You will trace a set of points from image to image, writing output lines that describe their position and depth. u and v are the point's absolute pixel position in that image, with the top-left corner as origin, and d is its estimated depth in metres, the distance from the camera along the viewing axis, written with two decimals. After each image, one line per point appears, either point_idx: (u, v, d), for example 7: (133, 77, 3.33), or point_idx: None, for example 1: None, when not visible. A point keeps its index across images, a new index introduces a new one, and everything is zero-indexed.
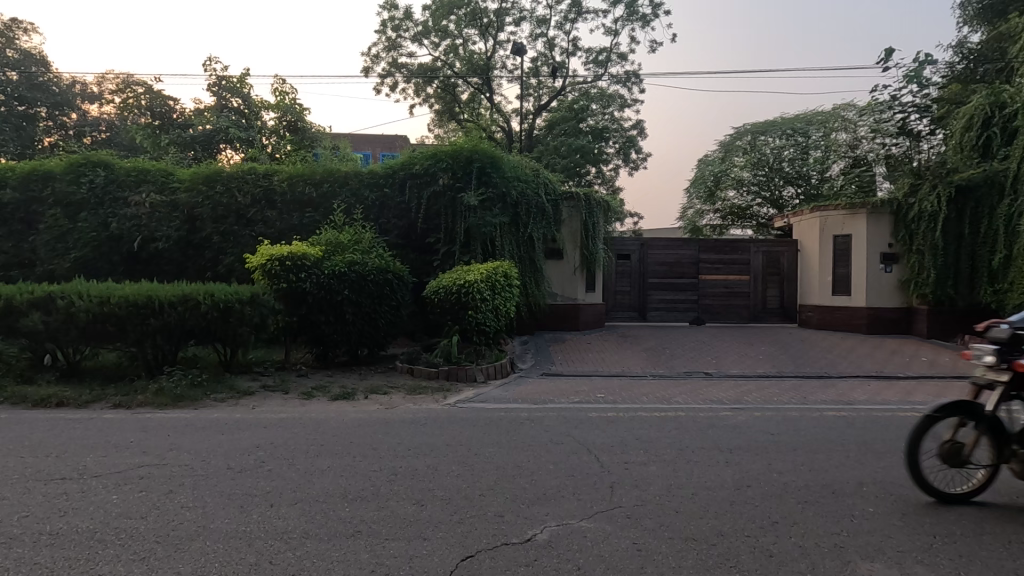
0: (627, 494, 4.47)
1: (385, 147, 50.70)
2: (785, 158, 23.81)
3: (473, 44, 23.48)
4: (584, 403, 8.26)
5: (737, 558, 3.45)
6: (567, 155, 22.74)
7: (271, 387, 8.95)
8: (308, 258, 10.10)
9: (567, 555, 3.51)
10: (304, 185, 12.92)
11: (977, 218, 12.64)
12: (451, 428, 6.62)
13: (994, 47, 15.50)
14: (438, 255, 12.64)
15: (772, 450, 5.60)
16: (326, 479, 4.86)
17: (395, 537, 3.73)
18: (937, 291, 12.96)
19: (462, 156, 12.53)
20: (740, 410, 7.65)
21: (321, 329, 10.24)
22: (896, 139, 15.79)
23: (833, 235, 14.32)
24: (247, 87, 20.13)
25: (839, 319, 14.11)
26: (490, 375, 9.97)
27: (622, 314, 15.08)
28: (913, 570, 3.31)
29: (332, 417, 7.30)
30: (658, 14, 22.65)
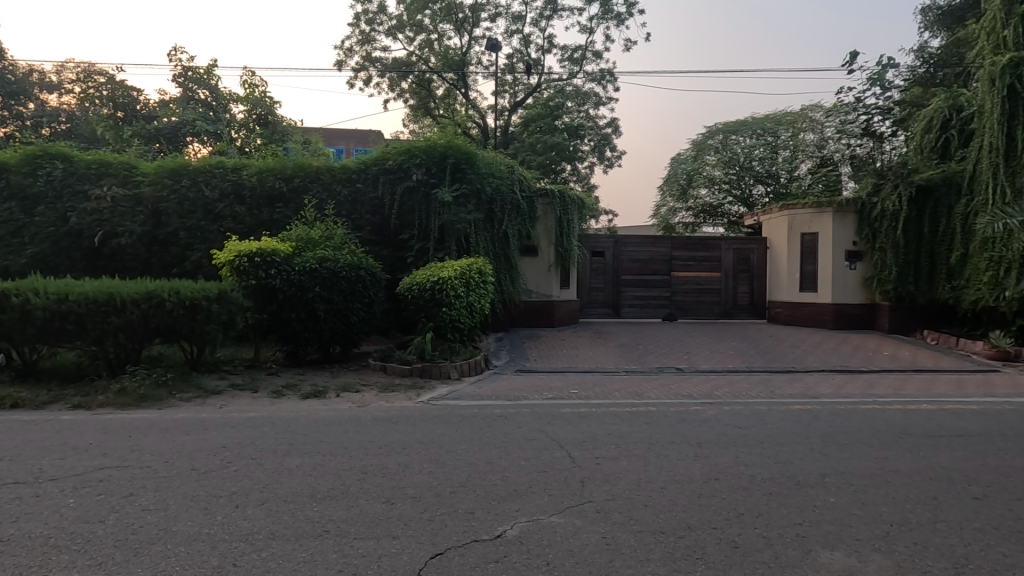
0: (597, 489, 4.51)
1: (358, 143, 49.95)
2: (755, 157, 24.32)
3: (448, 39, 23.30)
4: (558, 398, 8.31)
5: (703, 550, 3.50)
6: (543, 152, 22.72)
7: (240, 385, 8.77)
8: (278, 253, 9.90)
9: (538, 550, 3.51)
10: (274, 180, 12.63)
11: (936, 217, 13.10)
12: (424, 426, 6.59)
13: (953, 53, 16.09)
14: (412, 252, 12.53)
15: (739, 444, 5.71)
16: (295, 478, 4.78)
17: (364, 537, 3.69)
18: (898, 288, 13.37)
19: (437, 152, 12.42)
20: (711, 404, 7.79)
21: (292, 326, 10.07)
22: (861, 140, 16.23)
23: (801, 233, 14.66)
24: (215, 79, 19.71)
25: (807, 316, 14.45)
26: (464, 373, 9.93)
27: (596, 310, 15.20)
28: (871, 558, 3.41)
29: (301, 416, 7.16)
30: (633, 13, 22.76)
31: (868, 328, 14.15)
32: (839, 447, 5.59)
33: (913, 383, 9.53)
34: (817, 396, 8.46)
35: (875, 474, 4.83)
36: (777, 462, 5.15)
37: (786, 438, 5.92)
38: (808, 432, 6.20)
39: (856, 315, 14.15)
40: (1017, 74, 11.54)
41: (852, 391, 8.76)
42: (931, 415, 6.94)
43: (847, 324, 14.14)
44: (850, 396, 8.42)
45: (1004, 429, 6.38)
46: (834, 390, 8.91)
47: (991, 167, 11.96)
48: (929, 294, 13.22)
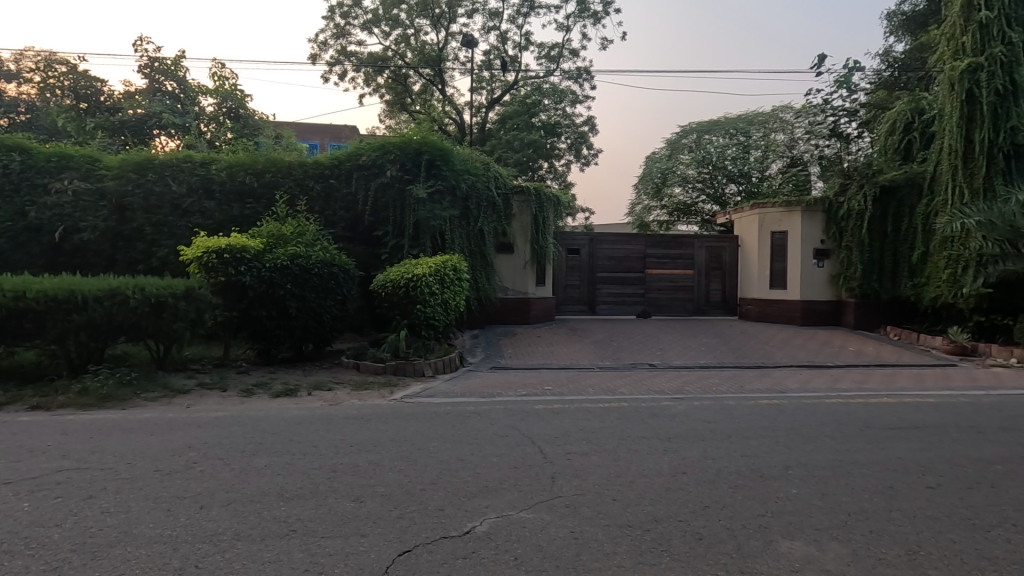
0: (568, 484, 4.55)
1: (333, 138, 49.21)
2: (727, 156, 24.72)
3: (424, 34, 23.11)
4: (531, 395, 8.33)
5: (669, 542, 3.57)
6: (520, 149, 22.71)
7: (209, 384, 8.59)
8: (248, 250, 9.71)
9: (506, 546, 3.53)
10: (245, 175, 12.38)
11: (899, 217, 13.52)
12: (396, 424, 6.55)
13: (917, 57, 16.63)
14: (386, 248, 12.39)
15: (707, 438, 5.83)
16: (262, 478, 4.72)
17: (331, 535, 3.66)
18: (864, 285, 13.76)
19: (411, 148, 12.32)
20: (681, 400, 7.93)
21: (263, 324, 9.90)
22: (829, 140, 16.68)
23: (771, 231, 14.96)
24: (183, 70, 19.19)
25: (776, 312, 14.76)
26: (438, 370, 9.88)
27: (571, 307, 15.31)
28: (829, 547, 3.52)
29: (271, 415, 7.06)
30: (609, 12, 22.88)
31: (835, 324, 14.53)
32: (803, 440, 5.75)
33: (877, 378, 9.82)
34: (785, 390, 8.65)
35: (837, 465, 4.97)
36: (744, 455, 5.27)
37: (753, 432, 6.05)
38: (774, 425, 6.36)
39: (824, 311, 14.50)
40: (975, 79, 11.89)
41: (818, 386, 8.99)
42: (892, 409, 7.17)
43: (815, 320, 14.49)
44: (816, 390, 8.66)
45: (959, 420, 6.62)
46: (800, 384, 9.15)
47: (950, 169, 12.36)
48: (892, 291, 13.64)
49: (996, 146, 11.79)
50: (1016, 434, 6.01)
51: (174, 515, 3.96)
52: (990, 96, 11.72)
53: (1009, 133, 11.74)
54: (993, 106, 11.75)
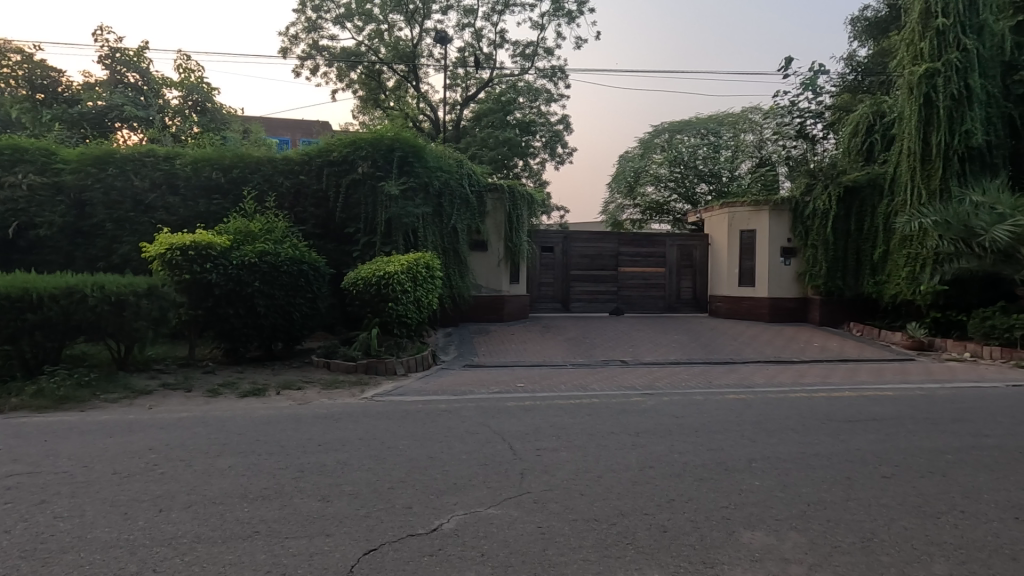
0: (536, 480, 4.58)
1: (305, 134, 48.38)
2: (699, 156, 25.13)
3: (398, 30, 22.87)
4: (503, 393, 8.34)
5: (634, 535, 3.62)
6: (495, 147, 22.65)
7: (172, 385, 8.38)
8: (214, 247, 9.48)
9: (473, 542, 3.53)
10: (211, 170, 12.08)
11: (862, 216, 13.93)
12: (366, 422, 6.49)
13: (879, 62, 17.15)
14: (358, 246, 12.23)
15: (675, 432, 5.93)
16: (226, 479, 4.62)
17: (295, 536, 3.61)
18: (828, 282, 14.15)
19: (383, 144, 12.14)
20: (651, 395, 8.04)
21: (230, 323, 9.69)
22: (796, 141, 17.11)
23: (740, 230, 15.26)
24: (146, 61, 18.60)
25: (745, 309, 15.08)
26: (411, 368, 9.81)
27: (545, 305, 15.38)
28: (789, 536, 3.61)
29: (237, 415, 6.91)
30: (584, 11, 22.99)
31: (801, 321, 14.90)
32: (766, 433, 5.90)
33: (840, 372, 10.11)
34: (751, 385, 8.85)
35: (798, 457, 5.11)
36: (710, 448, 5.37)
37: (719, 426, 6.18)
38: (740, 419, 6.50)
39: (791, 308, 14.86)
40: (932, 84, 12.32)
41: (783, 381, 9.22)
42: (852, 402, 7.40)
43: (782, 317, 14.83)
44: (781, 385, 8.89)
45: (915, 412, 6.88)
46: (766, 379, 9.37)
47: (910, 170, 12.78)
48: (855, 288, 14.05)
49: (951, 149, 12.21)
50: (967, 425, 6.27)
51: (129, 520, 3.83)
52: (946, 101, 12.15)
53: (964, 137, 12.16)
54: (949, 110, 12.18)
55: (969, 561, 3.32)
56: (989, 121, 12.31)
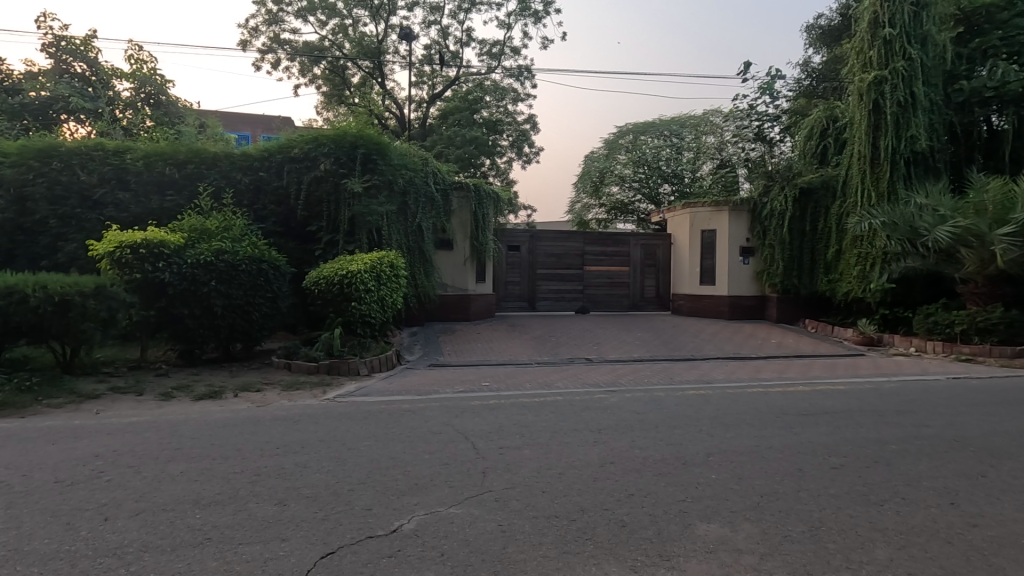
0: (498, 478, 4.58)
1: (265, 130, 47.16)
2: (662, 157, 25.61)
3: (363, 26, 22.53)
4: (468, 392, 8.31)
5: (594, 531, 3.66)
6: (461, 146, 22.52)
7: (123, 388, 8.05)
8: (167, 245, 9.14)
9: (433, 542, 3.51)
10: (164, 165, 11.65)
11: (816, 217, 14.42)
12: (327, 424, 6.37)
13: (832, 69, 17.83)
14: (320, 244, 12.00)
15: (636, 428, 6.03)
16: (178, 485, 4.46)
17: (250, 541, 3.51)
18: (785, 281, 14.62)
19: (347, 141, 11.91)
20: (613, 392, 8.15)
21: (185, 324, 9.37)
22: (754, 144, 17.63)
23: (701, 230, 15.62)
24: (94, 51, 17.78)
25: (706, 307, 15.45)
26: (375, 369, 9.68)
27: (512, 304, 15.41)
28: (742, 527, 3.72)
29: (192, 419, 6.70)
30: (550, 12, 23.09)
31: (759, 318, 15.35)
32: (724, 427, 6.06)
33: (795, 367, 10.47)
34: (711, 381, 9.06)
35: (753, 450, 5.27)
36: (669, 443, 5.48)
37: (679, 421, 6.32)
38: (699, 414, 6.65)
39: (750, 306, 15.28)
40: (880, 91, 12.88)
41: (741, 377, 9.49)
42: (805, 396, 7.67)
43: (741, 315, 15.25)
44: (739, 380, 9.15)
45: (864, 405, 7.17)
46: (725, 375, 9.63)
47: (860, 173, 13.31)
48: (810, 286, 14.55)
49: (898, 153, 12.78)
50: (910, 416, 6.58)
51: (70, 531, 3.65)
52: (893, 107, 12.71)
53: (909, 141, 12.74)
54: (895, 116, 12.75)
55: (908, 545, 3.48)
56: (932, 127, 12.93)
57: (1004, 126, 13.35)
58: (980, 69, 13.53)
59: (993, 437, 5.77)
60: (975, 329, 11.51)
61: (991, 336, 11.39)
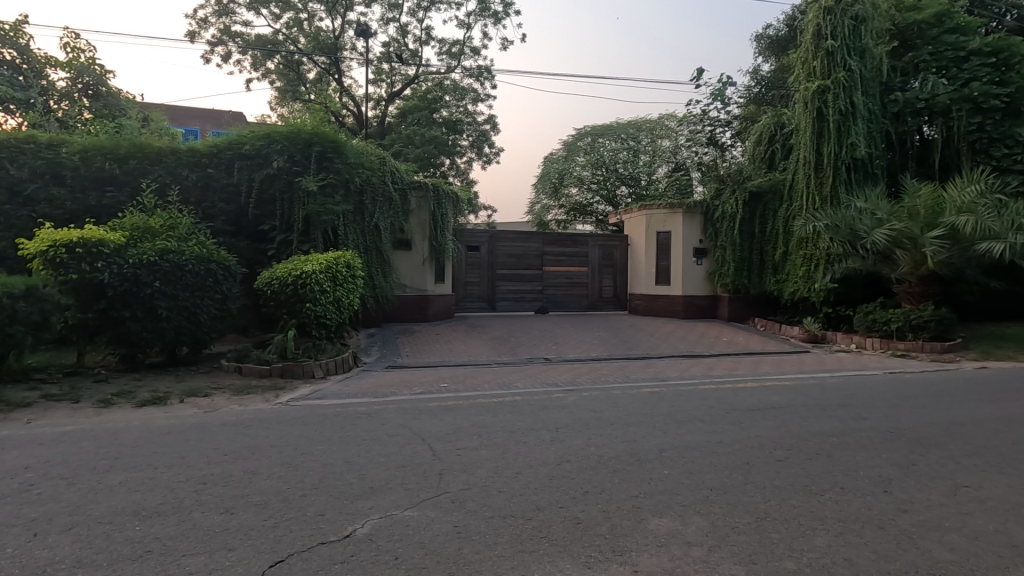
0: (455, 479, 4.56)
1: (215, 125, 45.47)
2: (619, 160, 26.07)
3: (319, 21, 22.02)
4: (426, 393, 8.24)
5: (549, 529, 3.69)
6: (421, 145, 22.29)
7: (57, 395, 7.61)
8: (107, 245, 8.68)
9: (387, 546, 3.46)
10: (103, 160, 11.05)
11: (765, 219, 14.98)
12: (279, 429, 6.18)
13: (779, 77, 18.58)
14: (273, 244, 11.65)
15: (593, 426, 6.11)
16: (117, 496, 4.24)
17: (194, 553, 3.38)
18: (736, 281, 15.14)
19: (301, 138, 11.63)
20: (570, 391, 8.25)
21: (126, 327, 8.92)
22: (707, 148, 18.18)
23: (657, 231, 15.99)
24: (26, 37, 16.73)
25: (661, 307, 15.82)
26: (330, 371, 9.46)
27: (471, 304, 15.37)
28: (692, 520, 3.82)
29: (134, 426, 6.39)
30: (510, 13, 23.15)
31: (712, 317, 15.82)
32: (677, 423, 6.22)
33: (745, 364, 10.84)
34: (665, 379, 9.30)
35: (704, 445, 5.42)
36: (625, 440, 5.59)
37: (634, 418, 6.45)
38: (654, 411, 6.81)
39: (703, 305, 15.74)
40: (823, 100, 13.50)
41: (694, 374, 9.75)
42: (754, 392, 7.95)
43: (695, 314, 15.68)
44: (691, 378, 9.41)
45: (808, 400, 7.49)
46: (679, 372, 9.88)
47: (805, 178, 13.92)
48: (759, 286, 15.11)
49: (840, 159, 13.43)
50: (849, 409, 6.93)
51: None
52: (835, 115, 13.36)
53: (850, 148, 13.40)
54: (837, 124, 13.40)
55: (845, 532, 3.66)
56: (870, 135, 13.64)
57: (934, 135, 14.25)
58: (913, 81, 14.39)
59: (922, 428, 6.14)
60: (909, 326, 12.20)
61: (923, 332, 12.09)
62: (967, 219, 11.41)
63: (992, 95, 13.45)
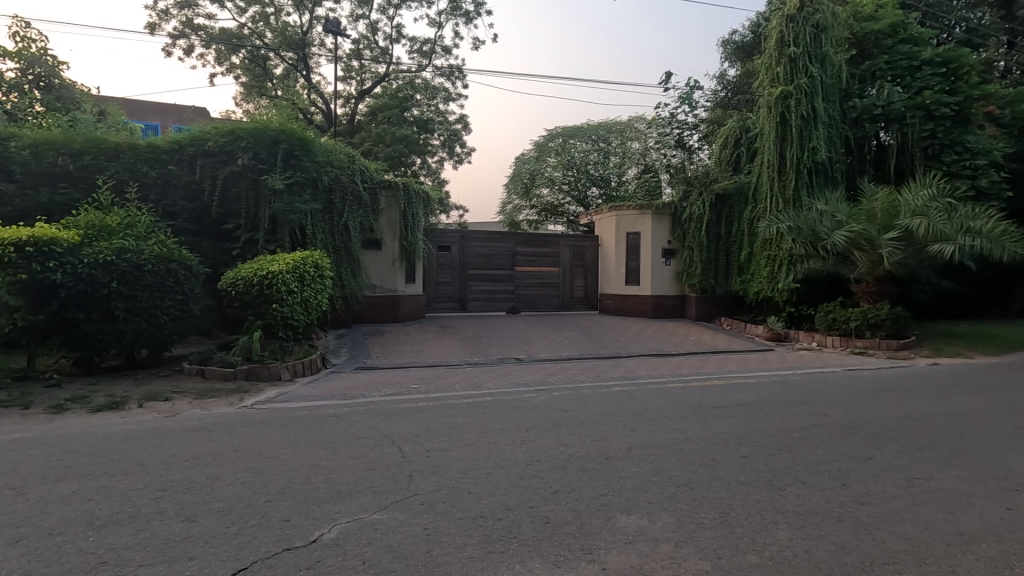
0: (424, 481, 4.52)
1: (177, 120, 44.09)
2: (590, 161, 26.31)
3: (286, 15, 21.57)
4: (396, 394, 8.16)
5: (519, 529, 3.70)
6: (391, 144, 22.05)
7: (5, 401, 7.26)
8: (60, 244, 8.31)
9: (355, 551, 3.41)
10: (56, 155, 10.60)
11: (731, 221, 15.32)
12: (243, 433, 6.02)
13: (745, 82, 19.07)
14: (237, 243, 11.36)
15: (563, 426, 6.15)
16: (69, 506, 4.07)
17: (152, 563, 3.27)
18: (703, 281, 15.45)
19: (267, 135, 11.37)
20: (541, 391, 8.28)
21: (81, 329, 8.58)
22: (675, 150, 18.49)
23: (626, 232, 16.18)
24: None
25: (631, 307, 16.01)
26: (297, 373, 9.27)
27: (442, 305, 15.28)
28: (660, 517, 3.88)
29: (88, 432, 6.14)
30: (481, 13, 23.12)
31: (680, 316, 16.10)
32: (645, 422, 6.31)
33: (712, 363, 11.07)
34: (634, 378, 9.43)
35: (671, 443, 5.52)
36: (595, 439, 5.64)
37: (603, 417, 6.51)
38: (624, 410, 6.89)
39: (671, 305, 16.00)
40: (785, 105, 13.91)
41: (663, 373, 9.91)
42: (720, 390, 8.12)
43: (664, 314, 15.93)
44: (660, 376, 9.56)
45: (771, 397, 7.70)
46: (648, 371, 10.03)
47: (769, 181, 14.30)
48: (725, 286, 15.46)
49: (801, 162, 13.84)
50: (810, 406, 7.14)
51: None
52: (797, 120, 13.77)
53: (811, 152, 13.82)
54: (799, 128, 13.80)
55: (806, 525, 3.77)
56: (831, 139, 14.10)
57: (889, 141, 14.81)
58: (870, 89, 14.93)
59: (878, 422, 6.38)
60: (867, 325, 12.65)
61: (880, 330, 12.56)
62: (921, 221, 11.86)
63: (943, 104, 14.07)
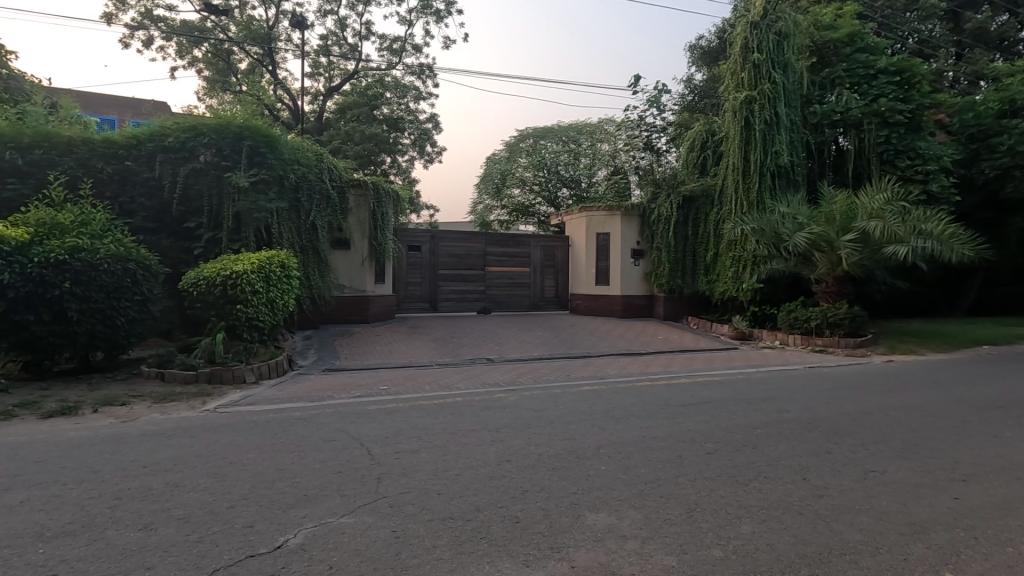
0: (393, 483, 4.47)
1: (135, 114, 42.59)
2: (561, 162, 26.45)
3: (251, 9, 21.08)
4: (364, 396, 8.04)
5: (488, 529, 3.69)
6: (361, 142, 21.74)
7: None
8: (7, 243, 7.92)
9: (321, 555, 3.35)
10: (3, 148, 10.10)
11: (698, 222, 15.63)
12: (205, 437, 5.85)
13: (711, 87, 19.48)
14: (199, 242, 11.03)
15: (533, 425, 6.18)
16: (16, 517, 3.88)
17: (107, 573, 3.15)
18: (671, 281, 15.72)
19: (231, 131, 11.06)
20: (511, 391, 8.30)
21: (31, 332, 8.19)
22: (643, 152, 18.75)
23: (596, 232, 16.34)
24: None
25: (601, 307, 16.18)
26: (262, 375, 9.05)
27: (413, 305, 15.15)
28: (628, 514, 3.93)
29: (38, 439, 5.87)
30: (452, 11, 23.04)
31: (649, 316, 16.35)
32: (614, 420, 6.38)
33: (679, 362, 11.27)
34: (603, 377, 9.51)
35: (639, 441, 5.59)
36: (564, 438, 5.68)
37: (573, 417, 6.56)
38: (593, 408, 6.96)
39: (640, 305, 16.24)
40: (750, 110, 14.26)
41: (632, 371, 10.04)
42: (687, 388, 8.28)
43: (633, 313, 16.15)
44: (629, 375, 9.68)
45: (736, 394, 7.89)
46: (617, 370, 10.14)
47: (734, 183, 14.65)
48: (692, 286, 15.76)
49: (765, 166, 14.22)
50: (773, 403, 7.34)
51: None
52: (760, 124, 14.13)
53: (774, 156, 14.22)
54: (762, 133, 14.18)
55: (768, 518, 3.88)
56: (793, 144, 14.51)
57: (847, 146, 15.34)
58: (829, 95, 15.42)
59: (837, 418, 6.60)
60: (826, 324, 13.08)
61: (838, 329, 13.01)
62: (877, 223, 12.33)
63: (897, 111, 14.65)
